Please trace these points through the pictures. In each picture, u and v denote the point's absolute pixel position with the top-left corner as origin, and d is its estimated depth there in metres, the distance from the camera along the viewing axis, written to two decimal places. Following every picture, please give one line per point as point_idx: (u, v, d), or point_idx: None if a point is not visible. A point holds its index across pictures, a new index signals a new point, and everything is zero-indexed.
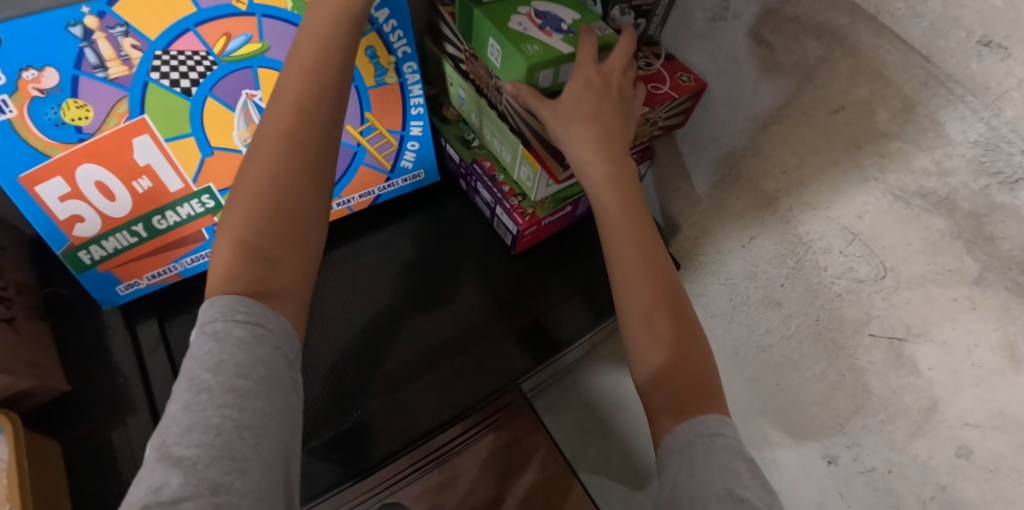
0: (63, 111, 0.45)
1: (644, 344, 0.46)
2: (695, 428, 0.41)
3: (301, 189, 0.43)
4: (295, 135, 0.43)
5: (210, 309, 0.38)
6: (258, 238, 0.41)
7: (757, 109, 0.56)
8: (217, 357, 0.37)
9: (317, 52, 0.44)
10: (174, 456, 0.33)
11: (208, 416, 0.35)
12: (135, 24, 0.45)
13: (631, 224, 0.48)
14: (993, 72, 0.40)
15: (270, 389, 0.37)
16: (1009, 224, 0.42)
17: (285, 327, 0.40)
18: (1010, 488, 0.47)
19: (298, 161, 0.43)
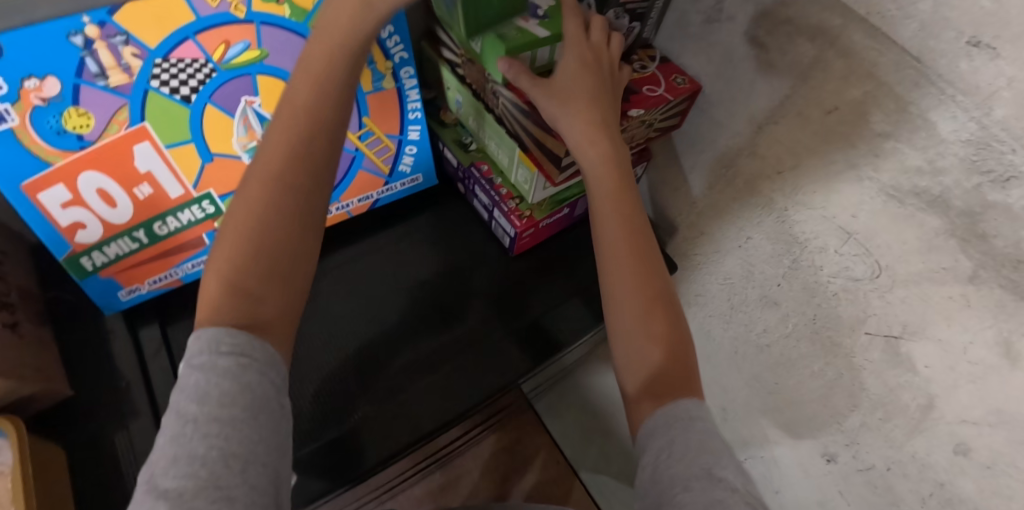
0: (65, 119, 0.45)
1: (633, 341, 0.45)
2: (675, 410, 0.41)
3: (289, 232, 0.42)
4: (285, 178, 0.42)
5: (197, 343, 0.39)
6: (244, 278, 0.41)
7: (752, 110, 0.56)
8: (204, 387, 0.37)
9: (314, 89, 0.44)
10: (161, 489, 0.34)
11: (194, 447, 0.35)
12: (135, 33, 0.45)
13: (625, 220, 0.48)
14: (983, 72, 0.40)
15: (257, 414, 0.37)
16: (1002, 222, 0.42)
17: (269, 352, 0.40)
18: (1008, 485, 0.47)
19: (286, 205, 0.42)
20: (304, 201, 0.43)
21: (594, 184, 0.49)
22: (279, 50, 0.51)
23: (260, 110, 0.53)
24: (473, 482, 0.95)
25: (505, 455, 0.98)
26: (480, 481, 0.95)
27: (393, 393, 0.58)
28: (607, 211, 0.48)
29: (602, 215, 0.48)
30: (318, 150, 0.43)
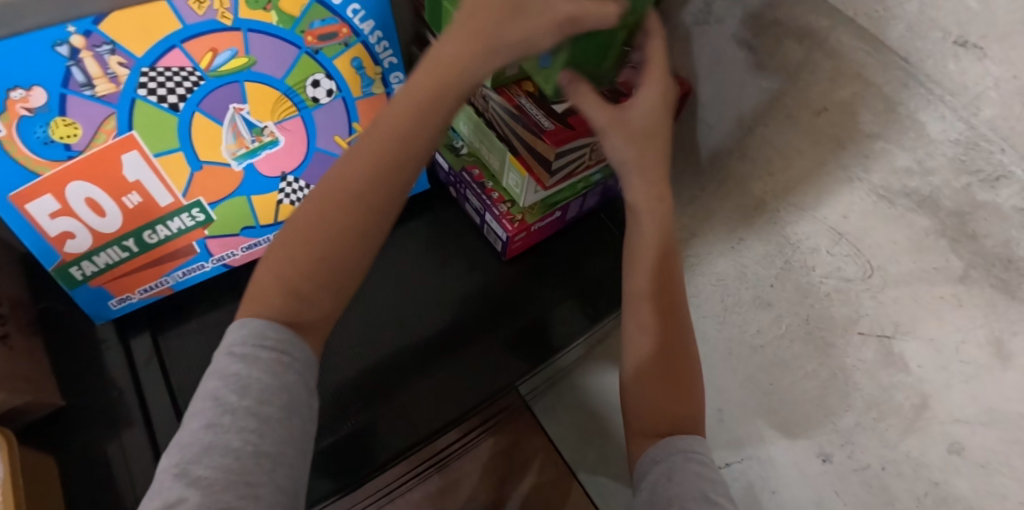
0: (52, 129, 0.45)
1: (642, 370, 0.47)
2: (677, 444, 0.43)
3: (353, 246, 0.42)
4: (365, 196, 0.41)
5: (241, 333, 0.40)
6: (302, 282, 0.41)
7: (742, 112, 0.56)
8: (244, 379, 0.38)
9: (409, 115, 0.40)
10: (192, 476, 0.34)
11: (229, 439, 0.36)
12: (122, 42, 0.45)
13: (657, 256, 0.48)
14: (970, 72, 0.40)
15: (290, 416, 0.38)
16: (991, 221, 0.42)
17: (307, 356, 0.42)
18: (1003, 484, 0.47)
19: (359, 222, 0.42)
20: (373, 224, 0.42)
21: (633, 209, 0.48)
22: (266, 57, 0.51)
23: (249, 117, 0.53)
24: (472, 485, 0.94)
25: (502, 458, 0.96)
26: (479, 483, 0.94)
27: (389, 397, 0.58)
28: (645, 244, 0.48)
29: (637, 247, 0.49)
30: (403, 175, 0.42)
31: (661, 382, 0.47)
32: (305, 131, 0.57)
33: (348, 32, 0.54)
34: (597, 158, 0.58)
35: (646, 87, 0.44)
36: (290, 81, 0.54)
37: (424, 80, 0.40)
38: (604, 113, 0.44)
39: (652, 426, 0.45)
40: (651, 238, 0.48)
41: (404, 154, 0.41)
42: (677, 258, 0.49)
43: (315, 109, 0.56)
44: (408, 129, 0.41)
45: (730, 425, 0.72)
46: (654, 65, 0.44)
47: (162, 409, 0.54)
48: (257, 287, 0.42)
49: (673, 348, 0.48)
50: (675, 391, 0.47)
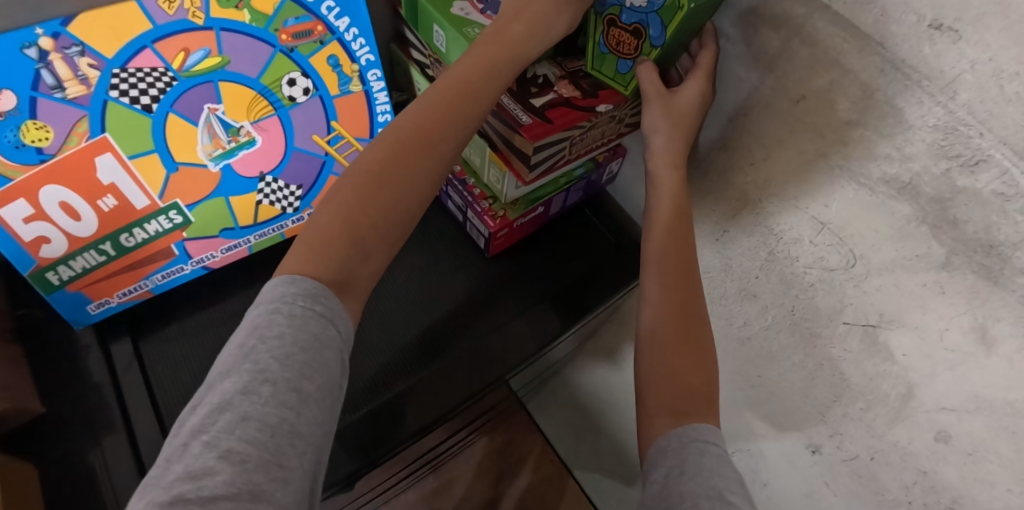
0: (23, 133, 0.44)
1: (660, 342, 0.47)
2: (689, 434, 0.42)
3: (414, 194, 0.45)
4: (433, 145, 0.45)
5: (289, 290, 0.39)
6: (360, 227, 0.43)
7: (723, 102, 0.56)
8: (288, 347, 0.37)
9: (484, 73, 0.47)
10: (224, 448, 0.33)
11: (267, 414, 0.35)
12: (90, 43, 0.44)
13: (670, 224, 0.51)
14: (945, 55, 0.40)
15: (325, 396, 0.38)
16: (972, 207, 0.42)
17: (348, 332, 0.41)
18: (990, 471, 0.47)
19: (424, 171, 0.45)
20: (437, 173, 0.46)
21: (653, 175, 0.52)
22: (240, 56, 0.51)
23: (225, 118, 0.52)
24: (467, 486, 0.94)
25: (498, 456, 0.97)
26: (474, 483, 0.94)
27: (376, 393, 0.57)
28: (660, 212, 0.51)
29: (656, 211, 0.51)
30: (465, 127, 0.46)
31: (669, 349, 0.46)
32: (282, 130, 0.56)
33: (323, 29, 0.54)
34: (576, 153, 0.57)
35: (694, 74, 0.51)
36: (266, 80, 0.53)
37: (491, 46, 0.47)
38: (656, 87, 0.50)
39: (670, 403, 0.44)
40: (671, 201, 0.51)
41: (470, 106, 0.46)
42: (692, 228, 0.51)
43: (292, 108, 0.56)
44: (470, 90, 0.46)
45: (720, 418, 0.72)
46: (702, 59, 0.51)
47: (144, 416, 0.53)
48: (315, 232, 0.42)
49: (689, 327, 0.47)
50: (687, 364, 0.46)
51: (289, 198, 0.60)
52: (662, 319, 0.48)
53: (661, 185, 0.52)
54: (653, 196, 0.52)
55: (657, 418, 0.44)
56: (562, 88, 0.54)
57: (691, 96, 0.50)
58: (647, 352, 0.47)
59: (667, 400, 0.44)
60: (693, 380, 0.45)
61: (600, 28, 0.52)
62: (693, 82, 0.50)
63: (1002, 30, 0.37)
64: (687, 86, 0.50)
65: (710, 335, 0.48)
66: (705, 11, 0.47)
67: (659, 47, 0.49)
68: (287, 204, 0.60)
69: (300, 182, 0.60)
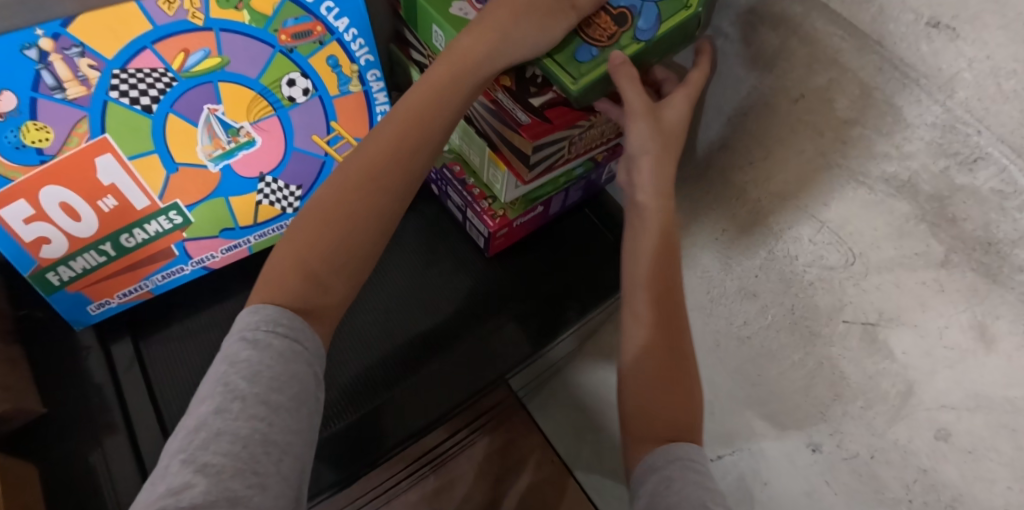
0: (24, 134, 0.45)
1: (641, 380, 0.48)
2: (674, 451, 0.44)
3: (368, 228, 0.44)
4: (381, 178, 0.44)
5: (254, 317, 0.40)
6: (317, 263, 0.43)
7: (722, 102, 0.56)
8: (254, 365, 0.38)
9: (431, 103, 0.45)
10: (200, 462, 0.34)
11: (238, 427, 0.35)
12: (90, 44, 0.44)
13: (659, 263, 0.50)
14: (943, 54, 0.40)
15: (299, 406, 0.38)
16: (970, 205, 0.42)
17: (317, 346, 0.42)
18: (989, 468, 0.47)
19: (376, 205, 0.45)
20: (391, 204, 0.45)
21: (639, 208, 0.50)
22: (240, 57, 0.51)
23: (225, 118, 0.53)
24: (468, 486, 0.94)
25: (498, 456, 0.97)
26: (475, 485, 0.94)
27: (371, 396, 0.58)
28: (647, 249, 0.50)
29: (640, 252, 0.50)
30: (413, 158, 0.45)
31: (654, 388, 0.48)
32: (282, 131, 0.56)
33: (323, 30, 0.54)
34: (576, 152, 0.58)
35: (680, 91, 0.49)
36: (266, 81, 0.53)
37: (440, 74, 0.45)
38: (645, 102, 0.46)
39: (654, 432, 0.46)
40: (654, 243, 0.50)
41: (417, 138, 0.45)
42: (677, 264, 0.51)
43: (292, 108, 0.56)
44: (418, 122, 0.45)
45: (721, 417, 0.72)
46: (694, 77, 0.49)
47: (145, 416, 0.53)
48: (273, 270, 0.43)
49: (672, 362, 0.49)
50: (674, 394, 0.48)
51: (288, 199, 0.60)
52: (647, 359, 0.48)
53: (648, 215, 0.50)
54: (636, 234, 0.50)
55: (639, 448, 0.46)
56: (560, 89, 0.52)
57: (679, 112, 0.48)
58: (631, 390, 0.48)
59: (652, 430, 0.46)
60: (678, 411, 0.47)
61: None
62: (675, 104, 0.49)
63: (1000, 28, 0.37)
64: (672, 105, 0.48)
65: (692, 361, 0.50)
66: (680, 40, 0.49)
67: (642, 41, 0.46)
68: (287, 204, 0.60)
69: (300, 182, 0.60)
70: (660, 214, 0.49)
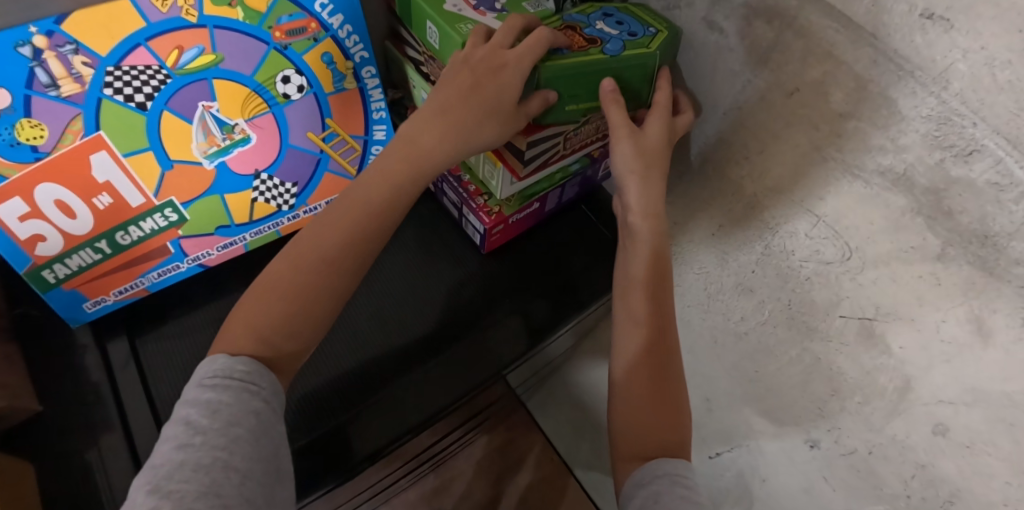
0: (18, 131, 0.45)
1: (631, 397, 0.48)
2: (658, 467, 0.44)
3: (322, 296, 0.45)
4: (336, 253, 0.45)
5: (211, 367, 0.41)
6: (271, 329, 0.43)
7: (717, 97, 0.56)
8: (214, 404, 0.39)
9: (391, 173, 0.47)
10: (164, 490, 0.35)
11: (200, 457, 0.37)
12: (84, 41, 0.45)
13: (651, 283, 0.51)
14: (937, 45, 0.40)
15: (259, 437, 0.39)
16: (966, 197, 0.41)
17: (274, 385, 0.42)
18: (987, 463, 0.47)
19: (331, 275, 0.45)
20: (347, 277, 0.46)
21: (631, 231, 0.52)
22: (235, 54, 0.51)
23: (219, 115, 0.53)
24: (466, 485, 0.93)
25: (498, 455, 0.95)
26: (476, 482, 0.92)
27: (365, 394, 0.57)
28: (638, 268, 0.51)
29: (634, 271, 0.51)
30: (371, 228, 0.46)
31: (643, 407, 0.47)
32: (277, 127, 0.56)
33: (317, 26, 0.54)
34: (572, 147, 0.58)
35: (654, 111, 0.52)
36: (260, 78, 0.53)
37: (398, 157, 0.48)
38: (624, 120, 0.50)
39: (641, 450, 0.46)
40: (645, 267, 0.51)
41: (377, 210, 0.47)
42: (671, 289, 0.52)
43: (287, 105, 0.56)
44: (378, 200, 0.47)
45: (719, 415, 0.71)
46: (661, 97, 0.52)
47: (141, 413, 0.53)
48: (231, 329, 0.43)
49: (661, 382, 0.49)
50: (664, 416, 0.47)
51: (284, 196, 0.60)
52: (635, 381, 0.49)
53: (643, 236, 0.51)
54: (628, 254, 0.52)
55: (627, 463, 0.46)
56: None
57: (657, 134, 0.51)
58: (618, 412, 0.48)
59: (641, 449, 0.46)
60: (662, 428, 0.47)
61: (557, 24, 0.52)
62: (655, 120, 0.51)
63: (993, 18, 0.37)
64: (652, 122, 0.51)
65: (681, 380, 0.50)
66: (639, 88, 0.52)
67: (608, 54, 0.49)
68: (282, 202, 0.60)
69: (296, 179, 0.60)
70: (650, 231, 0.51)
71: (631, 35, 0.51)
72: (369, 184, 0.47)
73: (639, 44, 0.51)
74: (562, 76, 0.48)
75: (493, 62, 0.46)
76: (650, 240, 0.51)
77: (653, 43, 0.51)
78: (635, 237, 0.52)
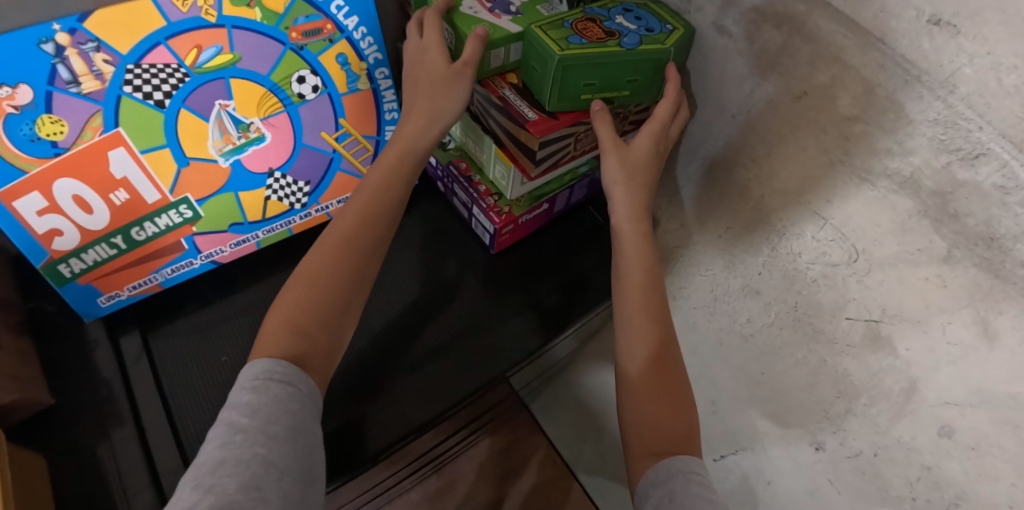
0: (39, 127, 0.45)
1: (636, 393, 0.49)
2: (676, 465, 0.44)
3: (345, 285, 0.47)
4: (353, 242, 0.48)
5: (252, 370, 0.41)
6: (305, 317, 0.44)
7: (726, 100, 0.57)
8: (254, 405, 0.39)
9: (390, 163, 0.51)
10: (207, 485, 0.35)
11: (241, 452, 0.37)
12: (106, 39, 0.45)
13: (644, 283, 0.52)
14: (944, 49, 0.41)
15: (296, 435, 0.39)
16: (972, 200, 0.42)
17: (311, 389, 0.43)
18: (993, 465, 0.47)
19: (351, 265, 0.47)
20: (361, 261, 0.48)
21: (618, 232, 0.54)
22: (252, 54, 0.52)
23: (236, 114, 0.53)
24: (469, 486, 0.91)
25: (500, 458, 0.95)
26: (478, 483, 0.92)
27: (373, 393, 0.58)
28: (630, 271, 0.52)
29: (626, 272, 0.52)
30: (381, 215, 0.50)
31: (652, 404, 0.48)
32: (291, 127, 0.57)
33: (333, 28, 0.55)
34: (582, 148, 0.58)
35: (647, 126, 0.53)
36: (276, 77, 0.54)
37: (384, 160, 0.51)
38: (611, 137, 0.52)
39: (653, 447, 0.46)
40: (636, 266, 0.52)
41: (383, 200, 0.50)
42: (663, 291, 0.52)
43: (301, 105, 0.57)
44: (379, 188, 0.51)
45: (724, 416, 0.72)
46: (660, 111, 0.53)
47: (152, 408, 0.53)
48: (266, 329, 0.44)
49: (665, 379, 0.49)
50: (671, 411, 0.48)
51: (296, 194, 0.61)
52: (639, 377, 0.49)
53: (632, 238, 0.53)
54: (619, 255, 0.53)
55: (640, 460, 0.46)
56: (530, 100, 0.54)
57: (643, 152, 0.53)
58: (628, 409, 0.49)
59: (652, 444, 0.46)
60: (675, 425, 0.47)
61: (578, 16, 0.53)
62: (643, 140, 0.53)
63: (1000, 24, 0.38)
64: (640, 138, 0.53)
65: (684, 375, 0.51)
66: (648, 84, 0.54)
67: (625, 47, 0.50)
68: (294, 201, 0.61)
69: (308, 178, 0.61)
70: (636, 235, 0.53)
71: (648, 31, 0.52)
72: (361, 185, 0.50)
73: (658, 39, 0.52)
74: (583, 64, 0.50)
75: (452, 67, 0.50)
76: (637, 241, 0.53)
77: (669, 40, 0.51)
78: (621, 240, 0.53)
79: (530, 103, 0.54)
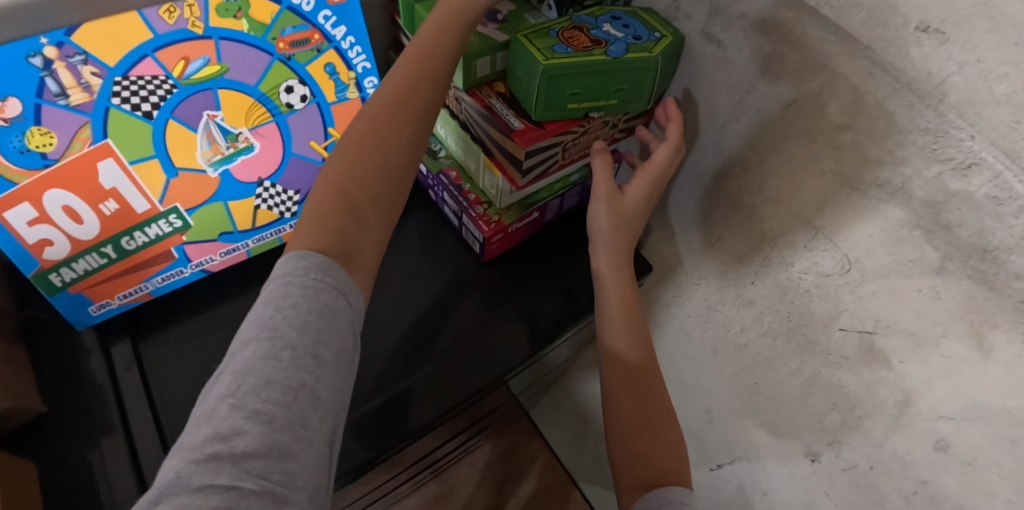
0: (28, 139, 0.46)
1: (622, 429, 0.49)
2: (666, 495, 0.43)
3: (395, 159, 0.46)
4: (405, 111, 0.47)
5: (300, 264, 0.40)
6: (355, 194, 0.45)
7: (715, 107, 0.56)
8: (306, 315, 0.37)
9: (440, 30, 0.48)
10: (250, 409, 0.33)
11: (288, 377, 0.35)
12: (93, 52, 0.46)
13: (626, 323, 0.53)
14: (933, 57, 0.40)
15: (340, 365, 0.38)
16: (965, 211, 0.41)
17: (359, 304, 0.42)
18: (990, 481, 0.46)
19: (403, 136, 0.47)
20: (410, 137, 0.47)
21: (601, 280, 0.55)
22: (239, 65, 0.52)
23: (224, 124, 0.54)
24: (468, 493, 0.90)
25: (499, 463, 0.93)
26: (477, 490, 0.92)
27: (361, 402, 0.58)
28: (610, 310, 0.53)
29: (607, 313, 0.54)
30: (430, 87, 0.47)
31: (640, 435, 0.48)
32: (280, 136, 0.57)
33: (320, 38, 0.56)
34: (571, 157, 0.58)
35: (641, 174, 0.55)
36: (264, 88, 0.54)
37: (427, 34, 0.48)
38: (608, 183, 0.54)
39: (639, 479, 0.46)
40: (615, 309, 0.54)
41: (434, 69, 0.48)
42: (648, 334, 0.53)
43: (290, 115, 0.57)
44: (430, 50, 0.48)
45: (720, 426, 0.71)
46: (657, 158, 0.54)
47: (142, 415, 0.54)
48: (314, 206, 0.44)
49: (648, 415, 0.49)
50: (655, 444, 0.48)
51: (286, 203, 0.62)
52: (621, 414, 0.50)
53: (613, 285, 0.54)
54: (601, 301, 0.55)
55: (628, 492, 0.46)
56: (517, 107, 0.54)
57: (635, 199, 0.55)
58: (617, 442, 0.49)
59: (641, 477, 0.46)
60: (657, 458, 0.47)
61: (564, 24, 0.53)
62: (637, 184, 0.55)
63: (989, 31, 0.38)
64: (634, 187, 0.55)
65: (671, 409, 0.51)
66: (635, 93, 0.53)
67: (609, 55, 0.50)
68: (284, 209, 0.62)
69: (297, 187, 0.61)
70: (619, 282, 0.54)
71: (635, 39, 0.52)
72: (405, 61, 0.48)
73: (644, 47, 0.51)
74: (569, 73, 0.49)
75: None
76: (620, 289, 0.54)
77: (655, 48, 0.51)
78: (602, 283, 0.55)
79: (520, 111, 0.54)
